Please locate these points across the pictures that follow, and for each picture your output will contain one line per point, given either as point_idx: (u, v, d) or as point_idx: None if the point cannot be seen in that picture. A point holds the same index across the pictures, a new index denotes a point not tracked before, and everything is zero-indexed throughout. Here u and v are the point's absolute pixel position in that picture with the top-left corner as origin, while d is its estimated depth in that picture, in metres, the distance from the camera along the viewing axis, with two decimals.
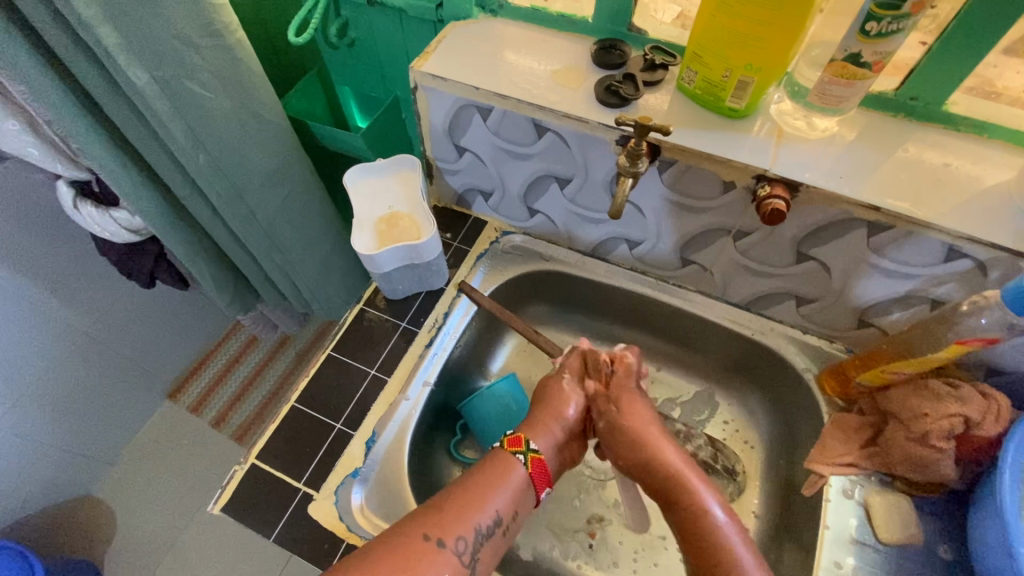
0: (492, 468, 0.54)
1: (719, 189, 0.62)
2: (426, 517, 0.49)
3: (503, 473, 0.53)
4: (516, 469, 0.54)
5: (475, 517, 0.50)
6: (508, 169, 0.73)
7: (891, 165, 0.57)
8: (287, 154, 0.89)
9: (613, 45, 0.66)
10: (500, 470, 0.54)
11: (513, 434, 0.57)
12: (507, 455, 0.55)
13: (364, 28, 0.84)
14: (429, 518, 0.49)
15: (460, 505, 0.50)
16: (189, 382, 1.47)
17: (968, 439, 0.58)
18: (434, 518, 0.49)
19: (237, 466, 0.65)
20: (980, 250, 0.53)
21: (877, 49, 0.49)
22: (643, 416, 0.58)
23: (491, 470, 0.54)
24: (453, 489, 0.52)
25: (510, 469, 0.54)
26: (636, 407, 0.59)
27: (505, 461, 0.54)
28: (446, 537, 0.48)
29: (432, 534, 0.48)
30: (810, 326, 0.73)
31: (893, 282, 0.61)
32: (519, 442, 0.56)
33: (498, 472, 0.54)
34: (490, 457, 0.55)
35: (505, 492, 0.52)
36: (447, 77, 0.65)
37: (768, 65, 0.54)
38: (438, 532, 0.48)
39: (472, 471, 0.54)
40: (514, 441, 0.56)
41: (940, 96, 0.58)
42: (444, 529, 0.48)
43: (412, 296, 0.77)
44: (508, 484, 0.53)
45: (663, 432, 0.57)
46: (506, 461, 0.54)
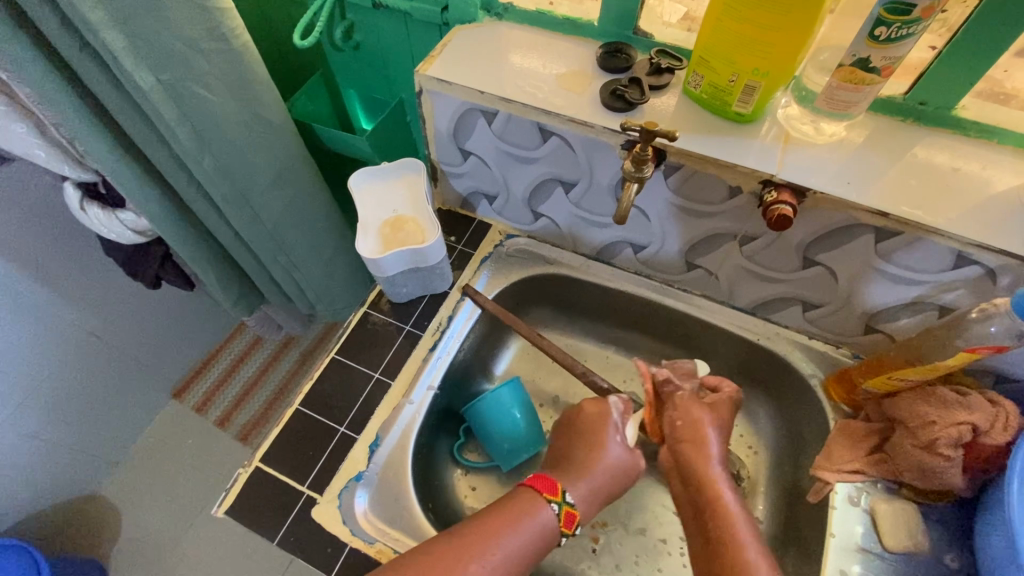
0: (531, 519, 0.53)
1: (725, 194, 0.61)
2: (461, 560, 0.49)
3: (540, 533, 0.53)
4: (551, 531, 0.54)
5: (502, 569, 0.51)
6: (513, 172, 0.73)
7: (900, 171, 0.57)
8: (292, 155, 0.89)
9: (618, 48, 0.66)
10: (538, 525, 0.53)
11: (571, 509, 0.54)
12: (555, 520, 0.54)
13: (369, 30, 0.84)
14: (461, 565, 0.49)
15: (494, 551, 0.51)
16: (194, 381, 1.48)
17: (975, 446, 0.57)
18: (465, 566, 0.49)
19: (241, 470, 0.65)
20: (990, 257, 0.53)
21: (886, 54, 0.49)
22: (699, 416, 0.59)
23: (529, 527, 0.53)
24: (489, 533, 0.51)
25: (548, 530, 0.54)
26: (688, 409, 0.60)
27: (546, 515, 0.54)
28: None
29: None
30: (815, 331, 0.73)
31: (900, 288, 0.61)
32: (569, 522, 0.55)
33: (534, 529, 0.53)
34: (537, 510, 0.54)
35: (535, 548, 0.53)
36: (453, 81, 0.65)
37: (775, 69, 0.53)
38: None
39: (514, 517, 0.53)
40: (569, 520, 0.54)
41: (949, 101, 0.58)
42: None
43: (416, 299, 0.77)
44: (541, 543, 0.53)
45: (716, 433, 0.59)
46: (550, 516, 0.54)
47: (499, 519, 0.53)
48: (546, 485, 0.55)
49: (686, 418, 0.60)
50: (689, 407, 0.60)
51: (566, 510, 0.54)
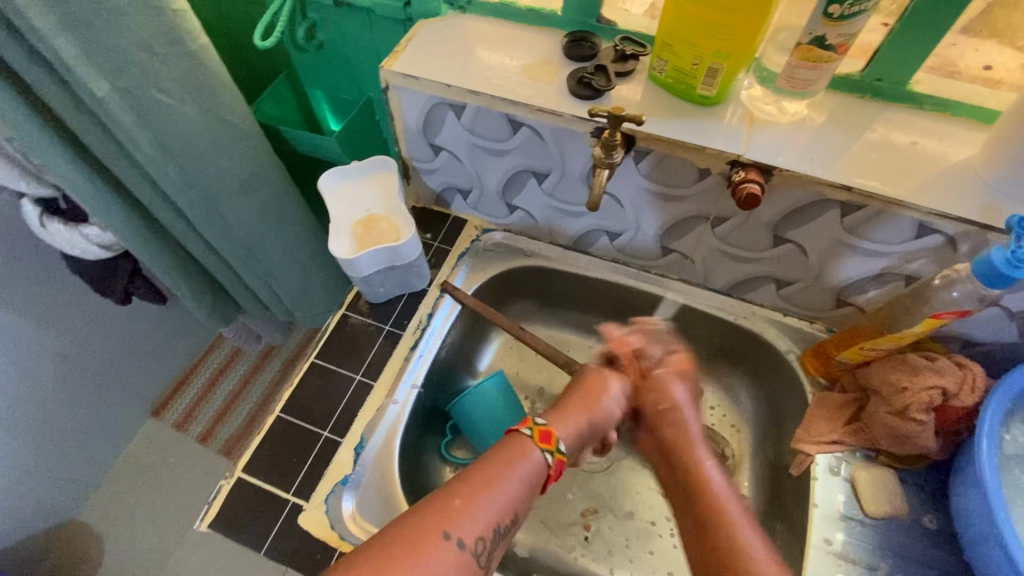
0: (516, 461, 0.51)
1: (694, 177, 0.62)
2: (451, 511, 0.46)
3: (529, 475, 0.51)
4: (538, 469, 0.52)
5: (496, 518, 0.47)
6: (485, 166, 0.73)
7: (860, 146, 0.58)
8: (260, 161, 0.88)
9: (583, 37, 0.66)
10: (524, 468, 0.51)
11: (544, 428, 0.55)
12: (539, 456, 0.53)
13: (332, 29, 0.83)
14: (451, 518, 0.45)
15: (485, 501, 0.47)
16: (173, 399, 1.45)
17: (946, 410, 0.59)
18: (456, 515, 0.46)
19: (223, 481, 0.64)
20: (950, 225, 0.54)
21: (840, 31, 0.49)
22: (665, 406, 0.64)
23: (518, 468, 0.51)
24: (475, 478, 0.49)
25: (536, 471, 0.52)
26: (662, 386, 0.65)
27: (533, 459, 0.52)
28: (465, 536, 0.45)
29: (452, 532, 0.44)
30: (789, 308, 0.74)
31: (868, 261, 0.62)
32: (547, 440, 0.54)
33: (524, 470, 0.51)
34: (512, 437, 0.53)
35: (525, 494, 0.50)
36: (419, 76, 0.64)
37: (736, 51, 0.54)
38: (462, 533, 0.45)
39: (501, 458, 0.51)
40: (546, 438, 0.54)
41: (904, 76, 0.59)
42: (463, 529, 0.45)
43: (394, 299, 0.76)
44: (530, 488, 0.51)
45: (689, 404, 0.64)
46: (537, 458, 0.52)
47: (482, 463, 0.50)
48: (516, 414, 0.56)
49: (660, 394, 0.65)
50: (666, 384, 0.65)
51: (539, 431, 0.55)
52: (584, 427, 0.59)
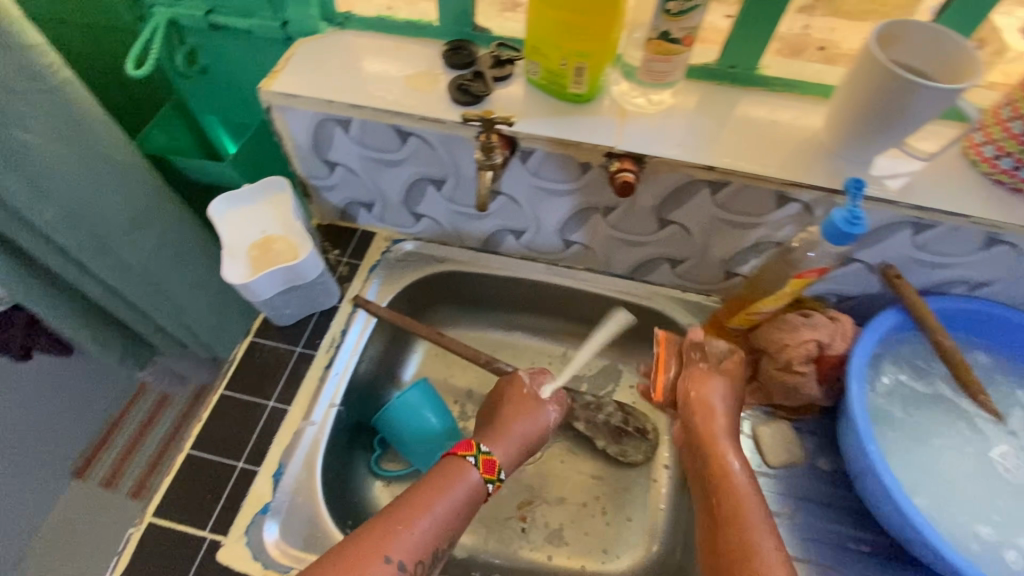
0: (452, 483, 0.54)
1: (579, 170, 0.65)
2: (390, 534, 0.50)
3: (467, 494, 0.54)
4: (475, 487, 0.55)
5: (435, 539, 0.51)
6: (383, 177, 0.73)
7: (722, 129, 0.64)
8: (151, 192, 0.84)
9: (460, 45, 0.68)
10: (463, 487, 0.54)
11: (487, 457, 0.57)
12: (476, 474, 0.55)
13: (214, 53, 0.82)
14: (390, 542, 0.49)
15: (425, 524, 0.51)
16: (98, 457, 1.35)
17: (824, 360, 0.65)
18: (395, 538, 0.50)
19: (133, 529, 0.61)
20: (803, 193, 0.60)
21: (681, 25, 0.54)
22: (696, 396, 0.63)
23: (455, 490, 0.54)
24: (411, 501, 0.52)
25: (473, 493, 0.55)
26: (705, 385, 0.63)
27: (469, 480, 0.55)
28: (404, 559, 0.49)
29: (391, 556, 0.48)
30: (687, 285, 0.79)
31: (743, 234, 0.67)
32: (490, 469, 0.57)
33: (462, 490, 0.54)
34: (455, 467, 0.56)
35: (460, 513, 0.53)
36: (300, 94, 0.64)
37: (596, 50, 0.58)
38: (402, 556, 0.49)
39: (440, 482, 0.54)
40: (489, 467, 0.57)
41: (752, 61, 0.65)
42: (402, 552, 0.49)
43: (305, 319, 0.75)
44: (467, 507, 0.54)
45: (727, 406, 0.62)
46: (473, 480, 0.55)
47: (417, 488, 0.53)
48: (461, 444, 0.58)
49: (700, 390, 0.63)
50: (704, 378, 0.64)
51: (483, 460, 0.57)
52: (522, 446, 0.62)
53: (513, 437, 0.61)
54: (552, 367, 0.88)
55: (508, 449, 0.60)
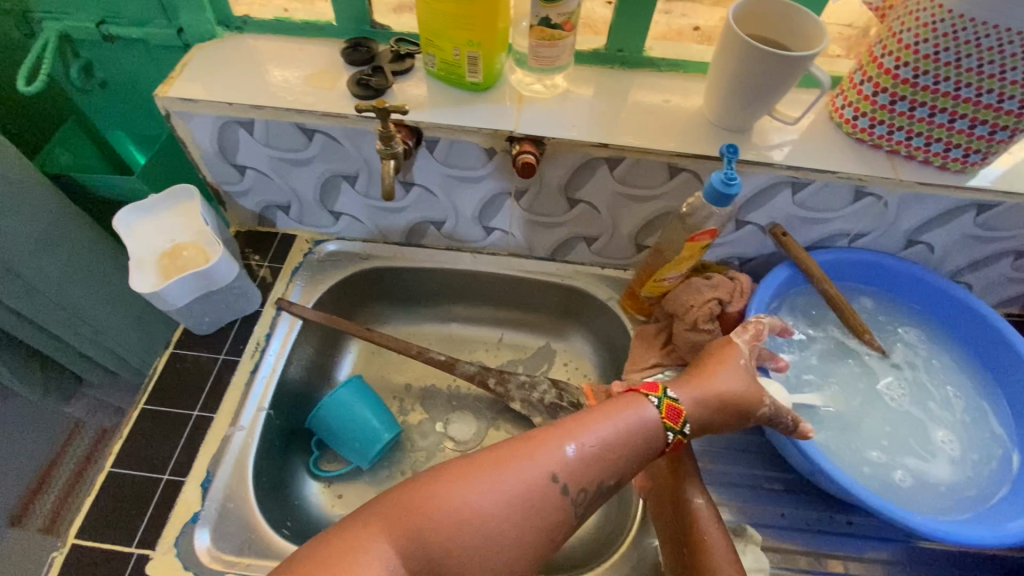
0: (628, 412, 0.52)
1: (485, 156, 0.68)
2: (557, 451, 0.49)
3: (640, 428, 0.52)
4: (654, 427, 0.52)
5: (603, 465, 0.50)
6: (295, 178, 0.73)
7: (614, 108, 0.68)
8: (55, 212, 0.81)
9: (359, 43, 0.69)
10: (638, 420, 0.52)
11: (674, 405, 0.53)
12: (657, 416, 0.53)
13: (112, 65, 0.80)
14: (559, 455, 0.49)
15: (591, 444, 0.50)
16: (34, 502, 1.26)
17: (727, 317, 0.70)
18: (562, 456, 0.49)
19: (53, 554, 0.59)
20: (690, 162, 0.65)
21: (558, 11, 0.57)
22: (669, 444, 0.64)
23: (630, 420, 0.52)
24: (585, 424, 0.51)
25: (649, 431, 0.52)
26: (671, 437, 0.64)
27: (644, 412, 0.53)
28: (569, 478, 0.48)
29: (559, 476, 0.48)
30: (604, 261, 0.83)
31: (646, 206, 0.72)
32: (675, 418, 0.53)
33: (637, 425, 0.52)
34: (638, 405, 0.53)
35: (633, 443, 0.51)
36: (197, 98, 0.64)
37: (485, 38, 0.61)
38: (565, 476, 0.48)
39: (618, 411, 0.52)
40: (674, 416, 0.53)
41: (637, 45, 0.70)
42: (568, 472, 0.49)
43: (226, 326, 0.74)
44: (644, 442, 0.52)
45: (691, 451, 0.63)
46: (649, 413, 0.52)
47: (595, 413, 0.52)
48: (646, 385, 0.55)
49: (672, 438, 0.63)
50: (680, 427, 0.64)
51: (669, 406, 0.53)
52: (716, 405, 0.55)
53: (705, 393, 0.56)
54: (488, 354, 0.90)
55: (701, 405, 0.55)
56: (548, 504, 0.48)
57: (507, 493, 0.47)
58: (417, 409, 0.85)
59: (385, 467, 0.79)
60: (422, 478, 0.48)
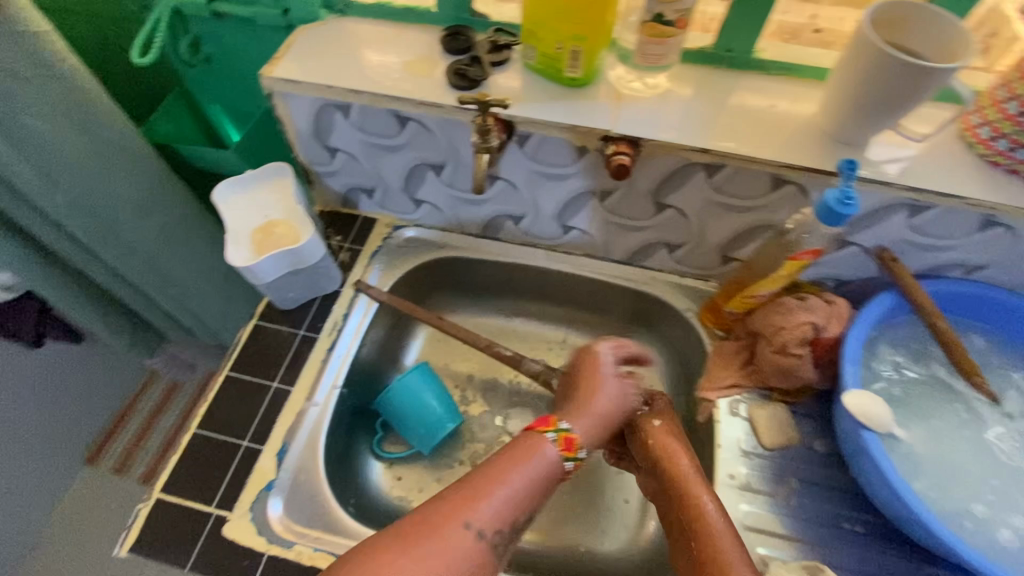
0: (529, 457, 0.53)
1: (576, 154, 0.66)
2: (468, 505, 0.49)
3: (542, 468, 0.54)
4: (553, 463, 0.54)
5: (512, 509, 0.50)
6: (383, 163, 0.74)
7: (717, 112, 0.64)
8: (155, 179, 0.86)
9: (458, 31, 0.68)
10: (541, 461, 0.54)
11: (567, 433, 0.56)
12: (556, 450, 0.55)
13: (218, 41, 0.83)
14: (470, 507, 0.49)
15: (501, 493, 0.50)
16: (109, 443, 1.37)
17: (819, 342, 0.65)
18: (476, 507, 0.49)
19: (141, 504, 0.63)
20: (798, 175, 0.61)
21: (674, 7, 0.54)
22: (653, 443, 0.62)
23: (533, 462, 0.53)
24: (491, 476, 0.51)
25: (547, 468, 0.54)
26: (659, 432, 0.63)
27: (546, 452, 0.54)
28: (484, 527, 0.48)
29: (471, 524, 0.48)
30: (685, 270, 0.79)
31: (740, 216, 0.68)
32: (571, 447, 0.56)
33: (539, 466, 0.53)
34: (536, 444, 0.55)
35: (539, 485, 0.53)
36: (300, 80, 0.65)
37: (591, 33, 0.58)
38: (480, 524, 0.48)
39: (517, 456, 0.53)
40: (569, 444, 0.56)
41: (747, 46, 0.65)
42: (481, 520, 0.49)
43: (307, 303, 0.76)
44: (546, 480, 0.54)
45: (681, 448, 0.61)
46: (551, 453, 0.54)
47: (500, 463, 0.52)
48: (539, 420, 0.58)
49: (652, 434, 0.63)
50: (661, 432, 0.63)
51: (564, 437, 0.56)
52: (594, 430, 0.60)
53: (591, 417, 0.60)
54: (551, 353, 0.89)
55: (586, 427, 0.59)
56: (469, 558, 0.47)
57: (433, 563, 0.45)
58: (477, 400, 0.85)
59: (444, 454, 0.80)
60: (350, 558, 0.44)
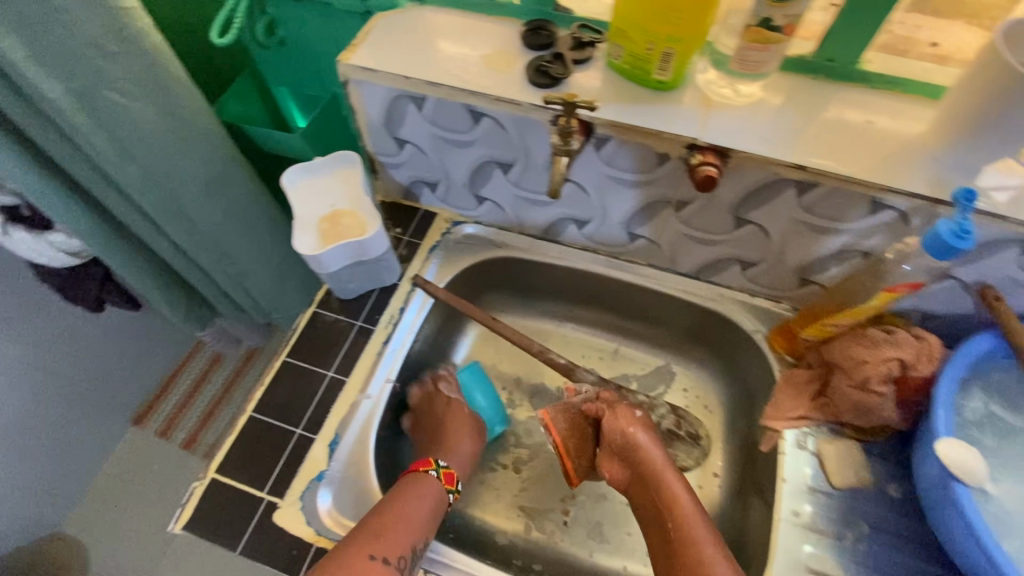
0: (417, 494, 0.61)
1: (655, 162, 0.63)
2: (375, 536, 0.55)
3: (432, 501, 0.62)
4: (439, 497, 0.63)
5: (413, 538, 0.57)
6: (451, 159, 0.73)
7: (815, 126, 0.59)
8: (223, 160, 0.87)
9: (541, 25, 0.66)
10: (426, 497, 0.62)
11: (447, 470, 0.66)
12: (438, 484, 0.64)
13: (293, 24, 0.82)
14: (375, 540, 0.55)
15: (403, 526, 0.57)
16: (155, 407, 1.41)
17: (904, 380, 0.61)
18: (381, 539, 0.55)
19: (196, 483, 0.64)
20: (900, 200, 0.56)
21: (785, 12, 0.50)
22: (632, 433, 0.65)
23: (426, 494, 0.62)
24: (378, 517, 0.57)
25: (434, 501, 0.62)
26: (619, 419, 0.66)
27: (431, 487, 0.63)
28: (389, 555, 0.55)
29: (378, 553, 0.54)
30: (756, 289, 0.75)
31: (827, 238, 0.63)
32: (451, 481, 0.66)
33: (425, 502, 0.61)
34: (421, 482, 0.63)
35: (429, 518, 0.60)
36: (377, 69, 0.64)
37: (687, 35, 0.55)
38: (383, 552, 0.54)
39: (404, 493, 0.61)
40: (450, 479, 0.66)
41: (854, 55, 0.60)
42: (386, 549, 0.55)
43: (365, 295, 0.76)
44: (429, 513, 0.61)
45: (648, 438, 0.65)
46: (434, 488, 0.63)
47: (380, 506, 0.59)
48: (420, 461, 0.66)
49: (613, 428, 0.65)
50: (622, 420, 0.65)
51: (444, 473, 0.65)
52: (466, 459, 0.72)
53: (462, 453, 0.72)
54: (603, 363, 0.86)
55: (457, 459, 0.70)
56: None
57: None
58: (525, 405, 0.84)
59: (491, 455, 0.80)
60: None
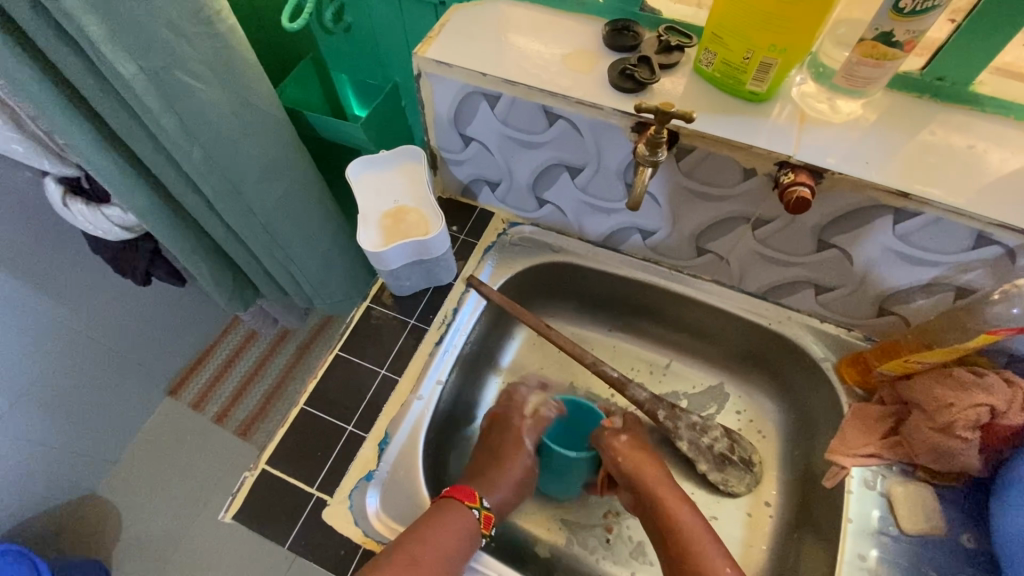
0: (452, 524, 0.57)
1: (739, 177, 0.60)
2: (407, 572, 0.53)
3: (466, 532, 0.58)
4: (474, 531, 0.59)
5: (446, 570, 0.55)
6: (517, 159, 0.70)
7: (919, 149, 0.55)
8: (282, 145, 0.86)
9: (626, 26, 0.63)
10: (462, 528, 0.58)
11: (489, 512, 0.61)
12: (476, 522, 0.59)
13: (361, 11, 0.81)
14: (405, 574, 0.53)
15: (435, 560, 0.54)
16: (189, 379, 1.43)
17: (992, 427, 0.57)
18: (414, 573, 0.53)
19: (247, 473, 0.63)
20: (1010, 236, 0.52)
21: (909, 27, 0.46)
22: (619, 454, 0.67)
23: (459, 526, 0.58)
24: (410, 550, 0.54)
25: (470, 532, 0.58)
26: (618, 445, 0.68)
27: (467, 519, 0.59)
28: None
29: None
30: (827, 314, 0.71)
31: (917, 269, 0.59)
32: (488, 524, 0.61)
33: (460, 533, 0.57)
34: (457, 513, 0.59)
35: (464, 547, 0.57)
36: (453, 63, 0.62)
37: (793, 45, 0.51)
38: None
39: (437, 523, 0.57)
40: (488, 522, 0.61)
41: (967, 75, 0.56)
42: None
43: (420, 292, 0.75)
44: (464, 543, 0.57)
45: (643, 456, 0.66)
46: (469, 519, 0.59)
47: (412, 537, 0.55)
48: (464, 494, 0.61)
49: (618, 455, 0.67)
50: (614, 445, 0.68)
51: (485, 515, 0.61)
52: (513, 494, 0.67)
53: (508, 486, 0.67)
54: (653, 378, 0.84)
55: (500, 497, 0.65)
56: None
57: None
58: None
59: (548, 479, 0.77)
60: None
